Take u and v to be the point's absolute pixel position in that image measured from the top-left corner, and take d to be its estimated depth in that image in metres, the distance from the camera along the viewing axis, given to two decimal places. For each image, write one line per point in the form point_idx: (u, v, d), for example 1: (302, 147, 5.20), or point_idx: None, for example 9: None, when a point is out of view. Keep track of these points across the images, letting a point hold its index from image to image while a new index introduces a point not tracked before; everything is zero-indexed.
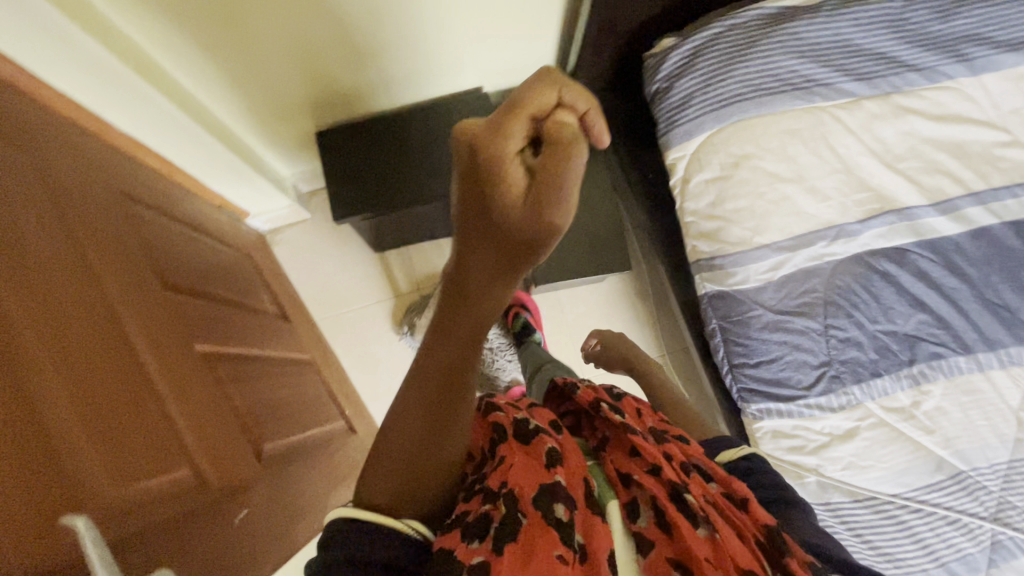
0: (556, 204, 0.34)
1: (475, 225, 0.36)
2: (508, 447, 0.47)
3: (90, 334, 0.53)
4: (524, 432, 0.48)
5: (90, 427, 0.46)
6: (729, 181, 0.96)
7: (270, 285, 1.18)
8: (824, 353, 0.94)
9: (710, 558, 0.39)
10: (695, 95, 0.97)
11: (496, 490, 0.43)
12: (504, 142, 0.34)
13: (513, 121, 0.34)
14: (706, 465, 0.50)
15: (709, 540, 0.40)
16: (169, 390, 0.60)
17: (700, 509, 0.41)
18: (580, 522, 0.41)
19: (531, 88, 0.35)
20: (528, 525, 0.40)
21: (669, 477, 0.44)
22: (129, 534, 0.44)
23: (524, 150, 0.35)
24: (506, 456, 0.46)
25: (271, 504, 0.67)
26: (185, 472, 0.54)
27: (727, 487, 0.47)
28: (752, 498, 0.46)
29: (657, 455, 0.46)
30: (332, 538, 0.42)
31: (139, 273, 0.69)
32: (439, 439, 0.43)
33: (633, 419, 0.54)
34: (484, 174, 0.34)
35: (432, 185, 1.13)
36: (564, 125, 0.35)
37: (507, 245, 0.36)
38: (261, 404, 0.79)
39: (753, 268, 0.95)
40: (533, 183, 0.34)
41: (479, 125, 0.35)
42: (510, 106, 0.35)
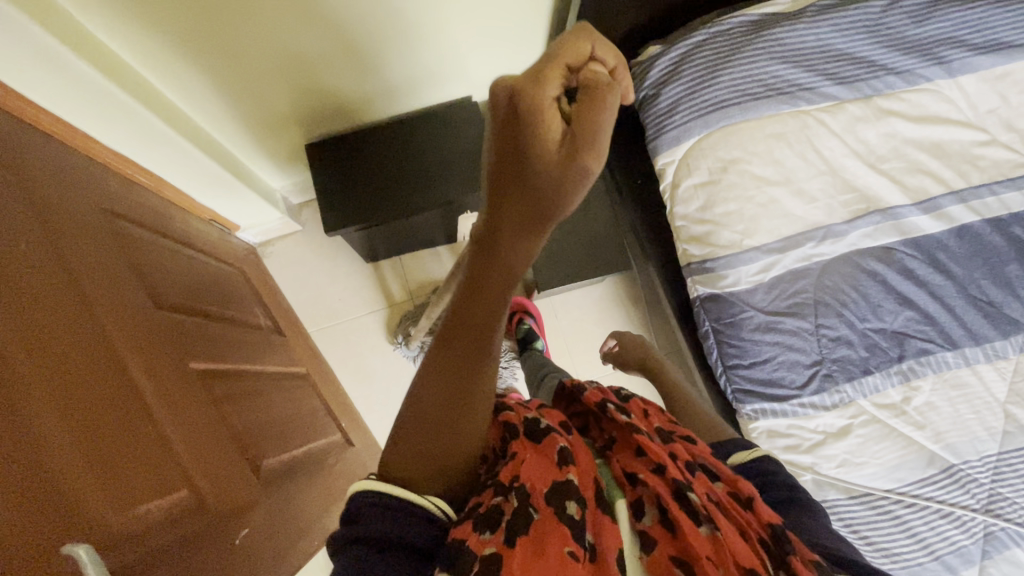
0: (592, 148, 0.33)
1: (509, 175, 0.35)
2: (519, 443, 0.46)
3: (86, 358, 0.53)
4: (537, 431, 0.48)
5: (88, 451, 0.45)
6: (718, 185, 0.97)
7: (263, 299, 1.18)
8: (816, 352, 0.95)
9: (712, 556, 0.39)
10: (682, 101, 0.99)
11: (508, 483, 0.43)
12: (542, 87, 0.33)
13: (553, 66, 0.34)
14: (712, 464, 0.50)
15: (712, 539, 0.40)
16: (164, 410, 0.59)
17: (704, 508, 0.42)
18: (591, 519, 0.42)
19: (569, 43, 0.36)
20: (539, 521, 0.40)
21: (673, 476, 0.44)
22: (128, 560, 0.43)
23: (561, 98, 0.35)
24: (517, 452, 0.45)
25: (271, 522, 0.66)
26: (183, 494, 0.54)
27: (731, 486, 0.48)
28: (757, 496, 0.46)
29: (662, 454, 0.46)
30: (360, 513, 0.41)
31: (131, 292, 0.68)
32: (461, 408, 0.42)
33: (640, 419, 0.54)
34: (524, 116, 0.33)
35: (424, 195, 1.13)
36: (598, 73, 0.36)
37: (541, 194, 0.34)
38: (258, 421, 0.78)
39: (743, 271, 0.97)
40: (571, 128, 0.33)
41: (517, 74, 0.34)
42: (549, 54, 0.35)
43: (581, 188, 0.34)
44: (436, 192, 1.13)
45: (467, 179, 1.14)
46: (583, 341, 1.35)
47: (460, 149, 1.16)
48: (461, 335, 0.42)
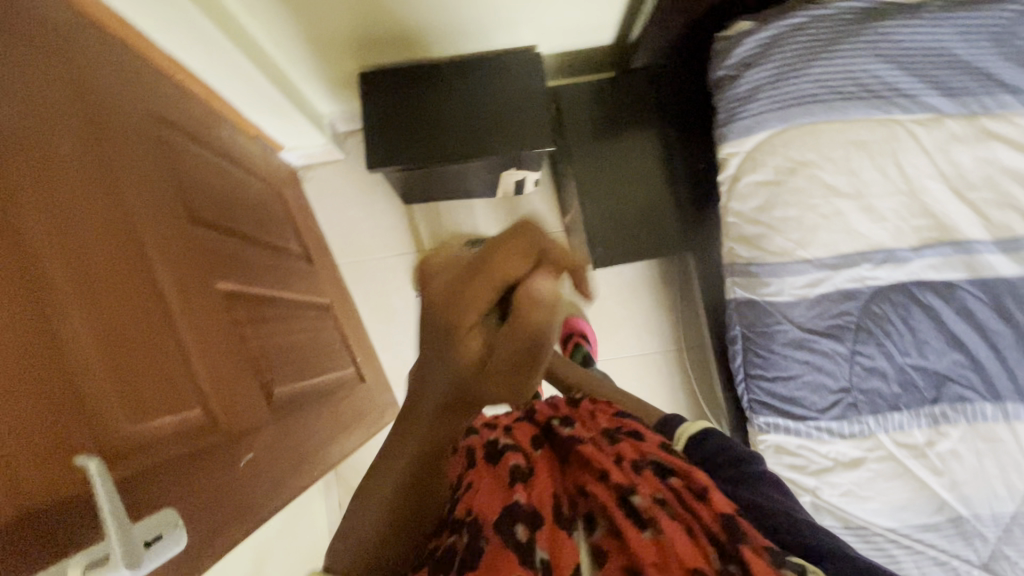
0: (507, 371, 0.35)
1: (436, 363, 0.37)
2: (476, 473, 0.48)
3: (118, 267, 0.53)
4: (491, 455, 0.50)
5: (114, 364, 0.47)
6: (782, 187, 0.90)
7: (297, 225, 1.18)
8: (845, 378, 0.91)
9: (658, 562, 0.38)
10: (763, 89, 0.90)
11: (461, 518, 0.44)
12: (461, 314, 0.33)
13: (479, 291, 0.32)
14: (666, 460, 0.49)
15: (657, 543, 0.39)
16: (188, 330, 0.60)
17: (644, 510, 0.41)
18: (547, 536, 0.40)
19: (503, 255, 0.32)
20: (489, 551, 0.39)
21: (617, 482, 0.44)
22: (141, 470, 0.45)
23: (489, 315, 0.34)
24: (473, 481, 0.47)
25: (277, 446, 0.69)
26: (196, 413, 0.56)
27: (684, 478, 0.47)
28: (709, 485, 0.45)
29: (603, 458, 0.47)
30: None
31: (169, 205, 0.69)
32: (408, 519, 0.47)
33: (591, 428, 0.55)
34: (442, 331, 0.34)
35: (468, 148, 1.09)
36: (532, 300, 0.33)
37: (463, 385, 0.37)
38: (277, 348, 0.80)
39: (788, 282, 0.91)
40: (490, 349, 0.35)
41: (445, 287, 0.34)
42: (475, 270, 0.32)
43: (498, 388, 0.37)
44: (481, 146, 1.09)
45: (515, 137, 1.09)
46: (605, 318, 1.33)
47: (513, 102, 1.11)
48: (401, 466, 0.45)
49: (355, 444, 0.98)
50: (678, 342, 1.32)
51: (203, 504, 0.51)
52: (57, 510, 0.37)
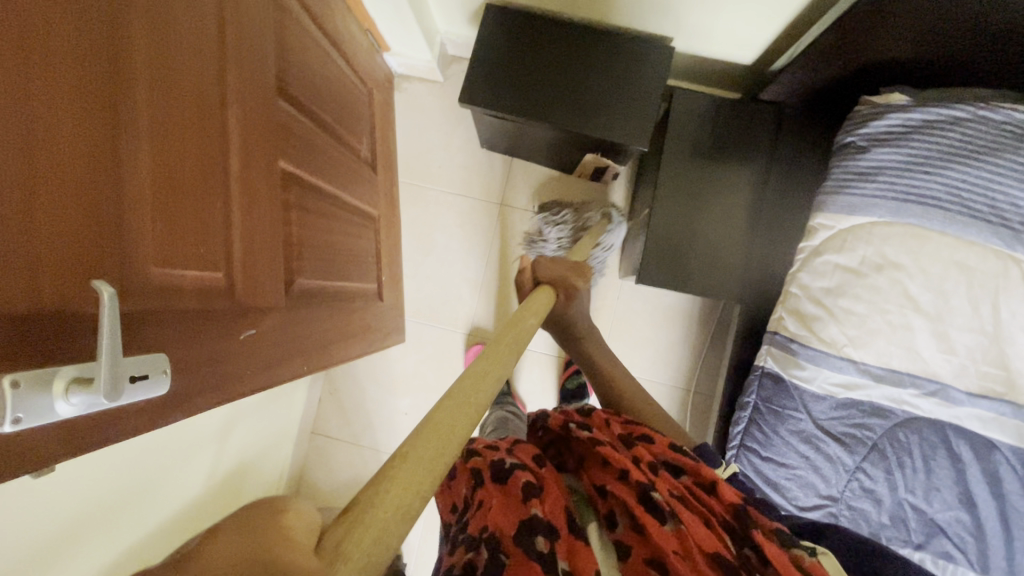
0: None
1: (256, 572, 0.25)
2: (487, 491, 0.50)
3: (194, 115, 0.54)
4: (501, 473, 0.51)
5: (157, 203, 0.48)
6: (861, 279, 0.83)
7: (376, 131, 1.18)
8: (837, 489, 0.87)
9: (677, 552, 0.46)
10: (887, 172, 0.82)
11: (478, 536, 0.46)
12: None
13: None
14: (676, 459, 0.58)
15: (675, 532, 0.47)
16: (239, 196, 0.62)
17: (665, 505, 0.49)
18: (564, 545, 0.45)
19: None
20: (513, 564, 0.43)
21: (638, 480, 0.51)
22: (155, 311, 0.47)
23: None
24: (485, 500, 0.49)
25: (281, 331, 0.71)
26: (218, 276, 0.58)
27: (695, 475, 0.56)
28: (719, 480, 0.55)
29: (623, 459, 0.54)
30: None
31: (264, 70, 0.69)
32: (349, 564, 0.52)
33: (601, 431, 0.63)
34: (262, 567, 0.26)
35: (563, 118, 1.06)
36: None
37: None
38: (313, 242, 0.82)
39: (824, 373, 0.86)
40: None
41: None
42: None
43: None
44: (577, 121, 1.06)
45: (614, 125, 1.05)
46: (628, 332, 1.31)
47: (625, 89, 1.06)
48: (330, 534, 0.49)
49: (357, 353, 1.01)
50: (690, 381, 1.29)
51: (197, 360, 0.53)
52: (64, 320, 0.38)
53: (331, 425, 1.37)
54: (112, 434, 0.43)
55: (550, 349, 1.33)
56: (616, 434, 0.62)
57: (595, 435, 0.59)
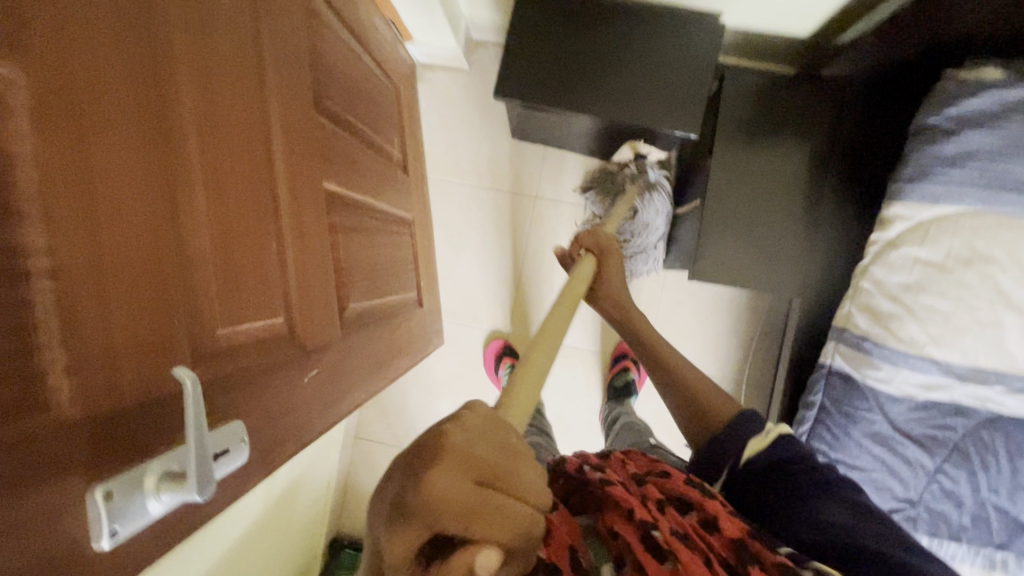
0: None
1: None
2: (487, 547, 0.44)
3: (242, 151, 0.49)
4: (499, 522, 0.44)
5: (219, 258, 0.44)
6: (945, 274, 0.78)
7: (405, 129, 1.12)
8: (916, 492, 0.84)
9: None
10: (976, 158, 0.76)
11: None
12: None
13: None
14: (686, 493, 0.51)
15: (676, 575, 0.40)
16: (291, 228, 0.58)
17: (667, 544, 0.43)
18: None
19: None
20: None
21: (640, 519, 0.45)
22: (228, 373, 0.44)
23: None
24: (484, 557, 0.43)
25: (339, 363, 0.68)
26: (279, 321, 0.54)
27: (702, 510, 0.49)
28: (720, 514, 0.48)
29: (627, 496, 0.47)
30: None
31: (302, 85, 0.64)
32: None
33: (613, 471, 0.55)
34: None
35: (605, 106, 1.00)
36: None
37: None
38: (358, 261, 0.78)
39: (902, 374, 0.81)
40: None
41: None
42: None
43: None
44: (618, 109, 0.99)
45: (658, 112, 0.98)
46: (674, 325, 1.27)
47: (670, 73, 0.98)
48: None
49: (405, 366, 0.98)
50: (741, 372, 1.25)
51: (268, 415, 0.50)
52: (140, 411, 0.35)
53: (374, 430, 1.36)
54: (198, 516, 0.41)
55: (593, 345, 1.30)
56: (628, 473, 0.55)
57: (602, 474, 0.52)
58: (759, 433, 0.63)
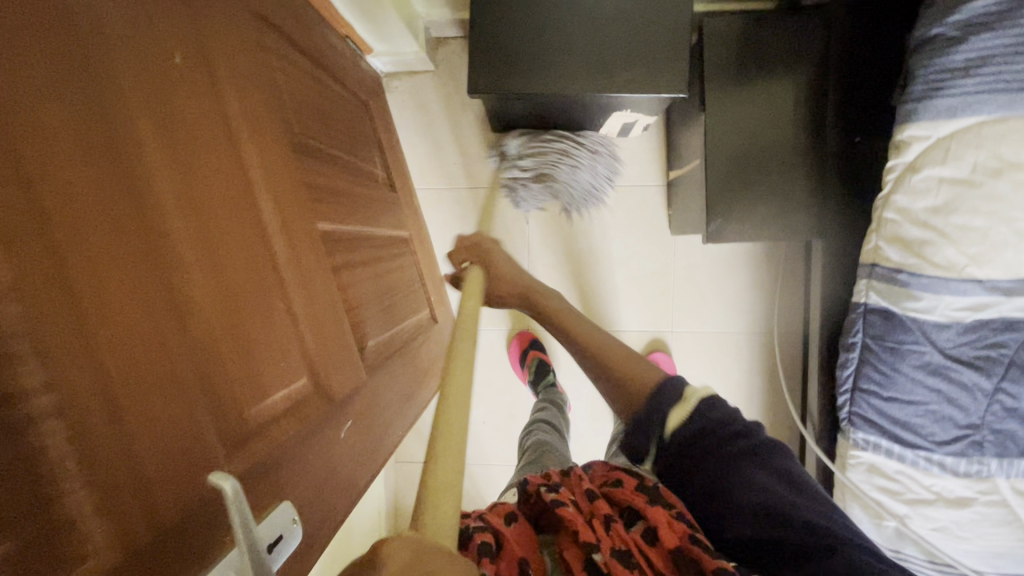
0: None
1: None
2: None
3: (229, 213, 0.46)
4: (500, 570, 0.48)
5: (230, 333, 0.41)
6: (975, 189, 0.74)
7: (383, 146, 1.08)
8: (977, 415, 0.81)
9: None
10: (991, 61, 0.69)
11: None
12: None
13: None
14: (634, 504, 0.54)
15: None
16: (294, 281, 0.54)
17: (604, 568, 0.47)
18: None
19: None
20: None
21: (583, 541, 0.49)
22: (267, 452, 0.42)
23: None
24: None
25: (372, 404, 0.66)
26: (303, 382, 0.51)
27: (646, 519, 0.52)
28: (662, 520, 0.51)
29: (574, 519, 0.51)
30: None
31: (274, 126, 0.60)
32: None
33: (572, 487, 0.58)
34: None
35: (584, 81, 0.96)
36: None
37: None
38: (368, 295, 0.76)
39: (946, 300, 0.78)
40: None
41: None
42: None
43: None
44: (596, 83, 0.96)
45: (637, 78, 0.95)
46: (693, 289, 1.24)
47: (644, 34, 0.94)
48: None
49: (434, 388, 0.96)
50: (770, 323, 1.22)
51: (314, 483, 0.48)
52: (181, 524, 0.32)
53: (413, 451, 1.33)
54: None
55: None
56: (586, 485, 0.58)
57: (557, 492, 0.55)
58: (678, 405, 0.61)
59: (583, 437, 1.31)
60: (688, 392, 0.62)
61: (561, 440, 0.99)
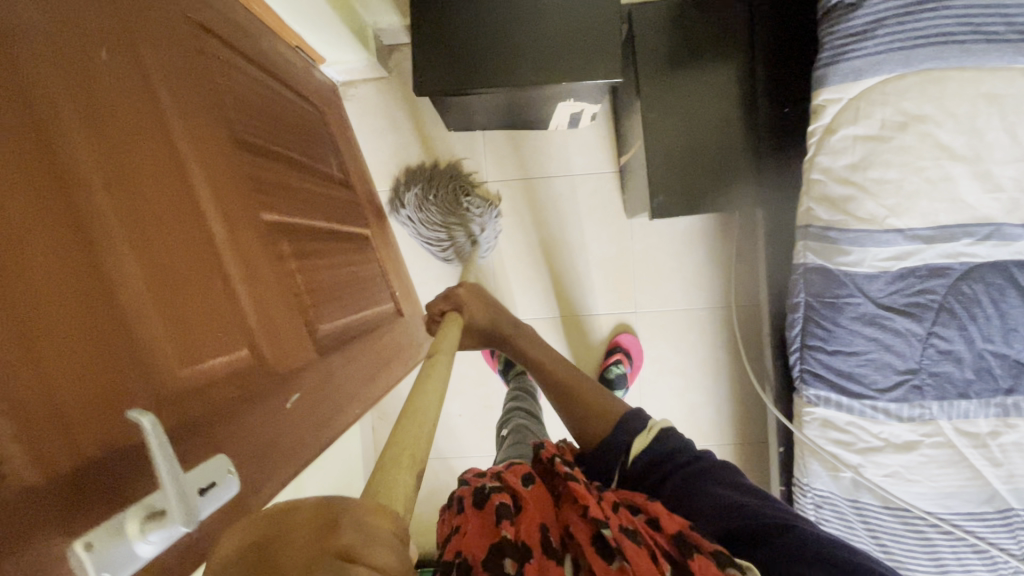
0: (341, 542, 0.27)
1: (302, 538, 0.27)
2: (464, 516, 0.48)
3: (161, 196, 0.49)
4: (483, 497, 0.49)
5: (161, 302, 0.44)
6: (885, 144, 0.79)
7: (339, 148, 1.12)
8: (914, 360, 0.85)
9: None
10: (885, 23, 0.75)
11: (451, 560, 0.45)
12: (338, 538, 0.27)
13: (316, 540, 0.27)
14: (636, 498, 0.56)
15: (620, 571, 0.44)
16: (235, 264, 0.58)
17: (614, 541, 0.46)
18: (532, 568, 0.43)
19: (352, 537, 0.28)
20: None
21: (592, 515, 0.49)
22: (197, 411, 0.45)
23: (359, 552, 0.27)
24: (462, 524, 0.48)
25: (324, 383, 0.68)
26: (243, 353, 0.54)
27: (647, 512, 0.54)
28: (663, 514, 0.53)
29: (585, 493, 0.51)
30: None
31: (213, 124, 0.63)
32: None
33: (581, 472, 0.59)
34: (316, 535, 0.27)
35: (525, 74, 1.00)
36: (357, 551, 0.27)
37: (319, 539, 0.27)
38: (323, 284, 0.80)
39: (872, 252, 0.82)
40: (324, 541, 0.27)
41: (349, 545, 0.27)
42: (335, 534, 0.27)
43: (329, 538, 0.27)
44: (539, 74, 1.00)
45: (576, 67, 0.99)
46: (652, 270, 1.28)
47: (578, 26, 0.99)
48: None
49: (399, 375, 0.99)
50: (729, 297, 1.26)
51: (254, 446, 0.50)
52: (101, 464, 0.35)
53: None
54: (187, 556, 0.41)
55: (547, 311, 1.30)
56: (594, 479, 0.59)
57: (571, 470, 0.56)
58: (642, 433, 0.68)
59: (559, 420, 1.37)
60: (654, 423, 0.70)
61: (537, 422, 1.02)
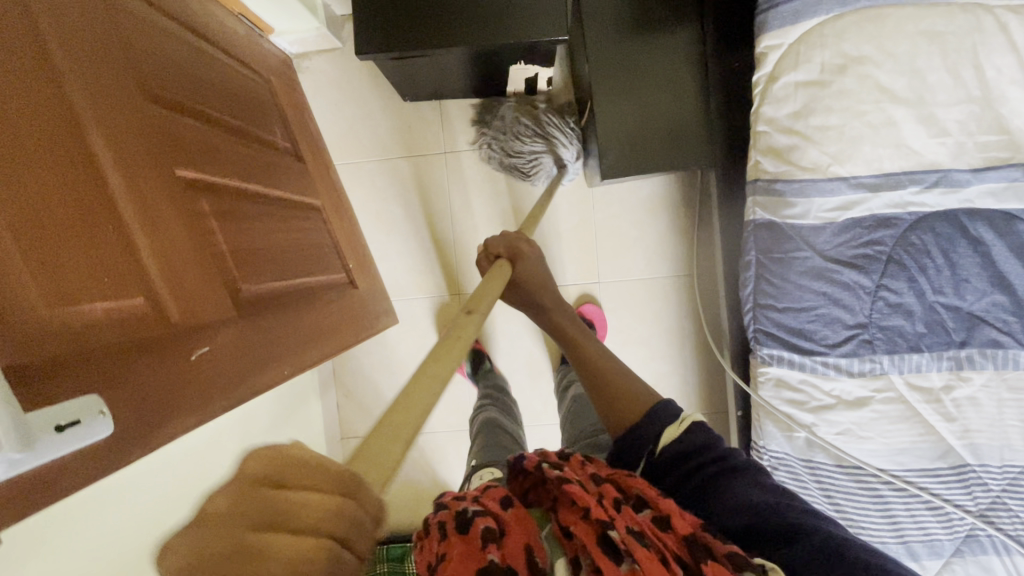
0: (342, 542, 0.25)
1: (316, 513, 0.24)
2: (447, 542, 0.42)
3: (42, 136, 0.47)
4: (463, 520, 0.43)
5: (27, 240, 0.43)
6: (826, 89, 0.77)
7: (287, 116, 1.09)
8: (864, 314, 0.83)
9: None
10: None
11: None
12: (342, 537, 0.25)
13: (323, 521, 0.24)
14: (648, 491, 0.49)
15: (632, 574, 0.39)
16: (135, 213, 0.56)
17: (622, 543, 0.41)
18: None
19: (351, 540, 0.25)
20: None
21: (596, 517, 0.43)
22: (61, 353, 0.43)
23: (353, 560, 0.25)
24: (445, 552, 0.41)
25: (241, 341, 0.66)
26: (138, 302, 0.53)
27: (656, 507, 0.47)
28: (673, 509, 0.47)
29: (584, 494, 0.46)
30: None
31: (123, 73, 0.62)
32: None
33: (581, 470, 0.52)
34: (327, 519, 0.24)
35: (471, 31, 0.98)
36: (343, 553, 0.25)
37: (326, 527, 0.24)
38: (254, 245, 0.78)
39: (817, 202, 0.80)
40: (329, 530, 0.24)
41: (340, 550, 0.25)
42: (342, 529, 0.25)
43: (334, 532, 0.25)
44: (485, 31, 0.98)
45: (524, 25, 0.97)
46: (615, 238, 1.26)
47: None
48: None
49: (348, 344, 0.97)
50: (691, 264, 1.24)
51: (140, 395, 0.49)
52: None
53: (358, 425, 1.35)
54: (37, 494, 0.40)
55: None
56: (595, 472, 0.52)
57: (564, 471, 0.49)
58: (673, 423, 0.62)
59: (525, 394, 1.36)
60: (684, 414, 0.64)
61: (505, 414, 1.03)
